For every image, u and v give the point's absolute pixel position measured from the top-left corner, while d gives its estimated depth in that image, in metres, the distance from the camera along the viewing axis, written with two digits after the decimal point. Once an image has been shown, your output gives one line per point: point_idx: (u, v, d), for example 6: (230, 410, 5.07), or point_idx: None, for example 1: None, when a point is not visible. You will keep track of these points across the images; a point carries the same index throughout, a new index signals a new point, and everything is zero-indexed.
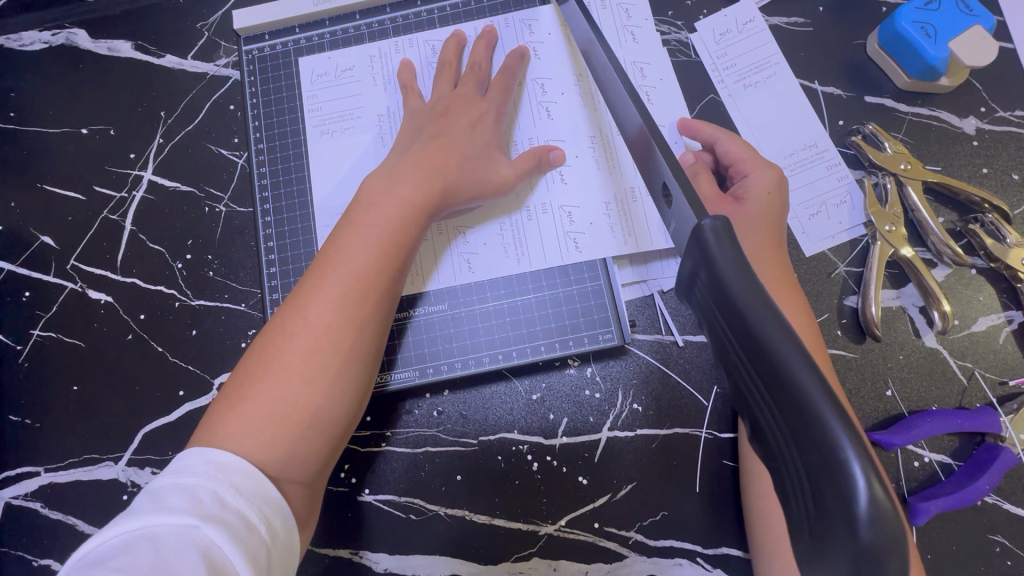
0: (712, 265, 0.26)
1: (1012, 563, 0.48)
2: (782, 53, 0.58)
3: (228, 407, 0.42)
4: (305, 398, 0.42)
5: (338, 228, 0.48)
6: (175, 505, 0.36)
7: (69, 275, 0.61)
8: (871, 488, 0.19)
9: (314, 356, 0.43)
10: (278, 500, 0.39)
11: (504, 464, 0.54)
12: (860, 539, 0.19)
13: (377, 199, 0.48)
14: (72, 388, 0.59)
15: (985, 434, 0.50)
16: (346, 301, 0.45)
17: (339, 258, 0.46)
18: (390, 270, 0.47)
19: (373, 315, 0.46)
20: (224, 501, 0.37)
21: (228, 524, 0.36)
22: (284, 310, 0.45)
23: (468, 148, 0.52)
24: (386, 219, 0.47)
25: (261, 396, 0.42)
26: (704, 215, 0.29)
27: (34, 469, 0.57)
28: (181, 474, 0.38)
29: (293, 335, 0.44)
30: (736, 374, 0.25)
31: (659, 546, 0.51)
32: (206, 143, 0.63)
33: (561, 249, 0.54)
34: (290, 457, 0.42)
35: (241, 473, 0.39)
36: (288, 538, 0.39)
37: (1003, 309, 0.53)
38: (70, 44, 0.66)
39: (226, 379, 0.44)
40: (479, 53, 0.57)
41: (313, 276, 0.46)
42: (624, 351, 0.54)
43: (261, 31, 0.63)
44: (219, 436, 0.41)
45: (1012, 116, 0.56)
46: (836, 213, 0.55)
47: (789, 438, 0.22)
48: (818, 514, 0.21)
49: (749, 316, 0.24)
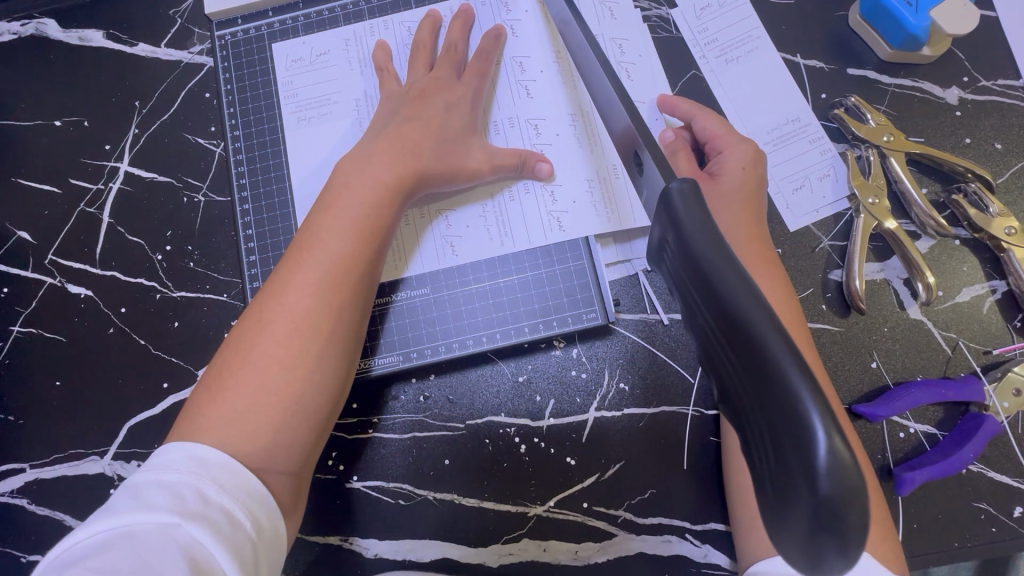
0: (681, 230, 0.26)
1: (997, 529, 0.49)
2: (763, 27, 0.58)
3: (209, 398, 0.41)
4: (287, 385, 0.42)
5: (314, 213, 0.48)
6: (158, 503, 0.35)
7: (47, 270, 0.60)
8: (832, 443, 0.19)
9: (294, 341, 0.43)
10: (262, 493, 0.39)
11: (492, 447, 0.54)
12: (819, 492, 0.19)
13: (353, 182, 0.48)
14: (55, 384, 0.58)
15: (969, 404, 0.50)
16: (323, 285, 0.44)
17: (315, 243, 0.46)
18: (368, 252, 0.47)
19: (353, 298, 0.45)
20: (207, 498, 0.37)
21: (210, 521, 0.36)
22: (261, 298, 0.45)
23: (445, 130, 0.52)
24: (362, 201, 0.47)
25: (242, 384, 0.42)
26: (673, 179, 0.29)
27: (19, 466, 0.57)
28: (162, 471, 0.37)
29: (271, 322, 0.43)
30: (705, 340, 0.25)
31: (647, 524, 0.51)
32: (182, 132, 0.62)
33: (544, 228, 0.54)
34: (274, 444, 0.41)
35: (223, 466, 0.39)
36: (274, 532, 0.39)
37: (987, 278, 0.53)
38: (41, 35, 0.64)
39: (206, 371, 0.44)
40: (456, 34, 0.56)
41: (289, 262, 0.46)
42: (609, 331, 0.54)
43: (234, 15, 0.62)
44: (200, 427, 0.40)
45: (995, 84, 0.55)
46: (819, 187, 0.55)
47: (753, 398, 0.22)
48: (780, 471, 0.21)
49: (717, 280, 0.23)
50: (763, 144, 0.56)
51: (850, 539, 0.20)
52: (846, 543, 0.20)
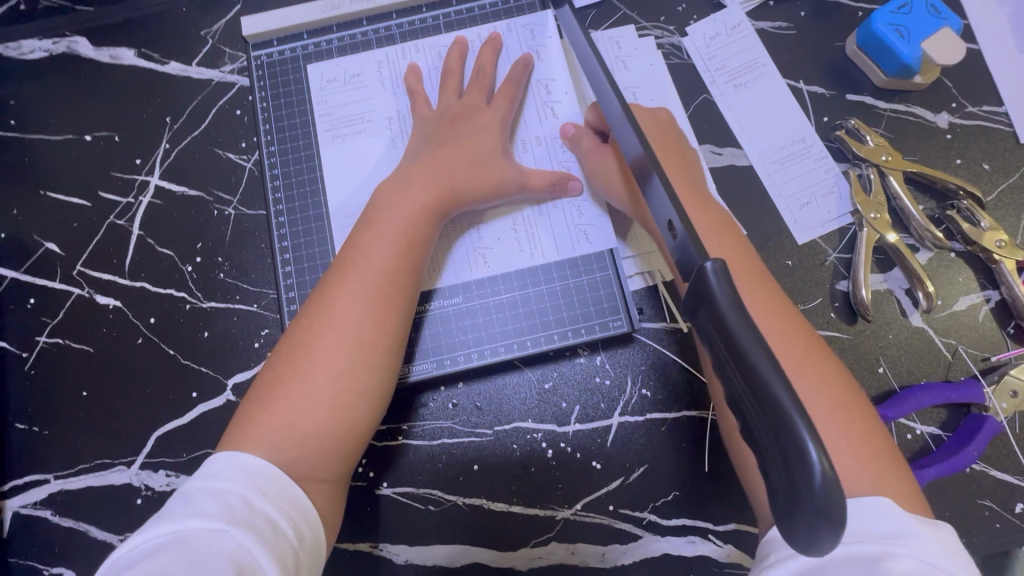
0: (714, 301, 0.29)
1: (1001, 525, 0.52)
2: (770, 55, 0.62)
3: (261, 407, 0.43)
4: (334, 398, 0.44)
5: (356, 230, 0.50)
6: (207, 510, 0.36)
7: (75, 281, 0.61)
8: (823, 467, 0.24)
9: (341, 352, 0.45)
10: (304, 503, 0.41)
11: (521, 453, 0.55)
12: (816, 498, 0.24)
13: (394, 200, 0.51)
14: (81, 395, 0.59)
15: (971, 406, 0.53)
16: (367, 300, 0.46)
17: (358, 258, 0.48)
18: (407, 266, 0.49)
19: (396, 310, 0.47)
20: (253, 506, 0.38)
21: (256, 528, 0.37)
22: (308, 311, 0.47)
23: (477, 151, 0.54)
24: (402, 220, 0.50)
25: (291, 394, 0.44)
26: (706, 257, 0.31)
27: (43, 477, 0.57)
28: (211, 480, 0.38)
29: (319, 333, 0.45)
30: (731, 386, 0.29)
31: (671, 525, 0.53)
32: (213, 148, 0.63)
33: (572, 241, 0.57)
34: (317, 453, 0.43)
35: (269, 476, 0.40)
36: (314, 541, 0.41)
37: (981, 288, 0.56)
38: (72, 53, 0.66)
39: (256, 379, 0.46)
40: (485, 58, 0.60)
41: (335, 276, 0.48)
42: (632, 339, 0.56)
43: (270, 37, 0.64)
44: (251, 436, 0.42)
45: (981, 110, 0.60)
46: (825, 203, 0.58)
47: (762, 421, 0.27)
48: (785, 484, 0.26)
49: (732, 327, 0.28)
50: (771, 163, 0.60)
51: (838, 526, 0.24)
52: (834, 525, 0.24)
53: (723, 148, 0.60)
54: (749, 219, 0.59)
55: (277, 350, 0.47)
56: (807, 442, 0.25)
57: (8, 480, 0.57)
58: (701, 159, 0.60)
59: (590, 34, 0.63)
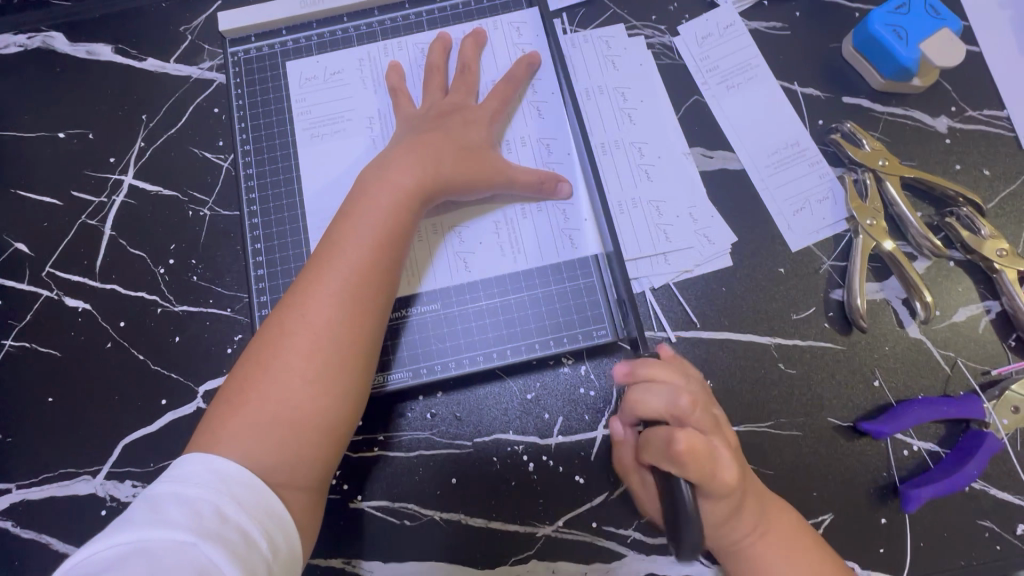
0: None
1: (1001, 547, 0.49)
2: (762, 56, 0.60)
3: (231, 410, 0.41)
4: (309, 400, 0.42)
5: (331, 226, 0.48)
6: (174, 519, 0.35)
7: (44, 282, 0.59)
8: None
9: (316, 353, 0.43)
10: (279, 513, 0.39)
11: (500, 466, 0.53)
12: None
13: (372, 193, 0.48)
14: (46, 401, 0.56)
15: (970, 422, 0.51)
16: (343, 297, 0.44)
17: (334, 253, 0.46)
18: (384, 261, 0.47)
19: (372, 309, 0.45)
20: (225, 516, 0.36)
21: (226, 540, 0.35)
22: (281, 309, 0.45)
23: (460, 144, 0.52)
24: (381, 214, 0.47)
25: (263, 397, 0.41)
26: None
27: (5, 487, 0.55)
28: (180, 484, 0.36)
29: (293, 334, 0.43)
30: None
31: (657, 543, 0.51)
32: (189, 146, 0.61)
33: (557, 245, 0.55)
34: (294, 459, 0.41)
35: (244, 483, 0.38)
36: (289, 552, 0.39)
37: (981, 299, 0.54)
38: (47, 48, 0.64)
39: (226, 384, 0.43)
40: (469, 54, 0.58)
41: (309, 273, 0.45)
42: (617, 348, 0.54)
43: (249, 33, 0.63)
44: (222, 440, 0.40)
45: (982, 114, 0.58)
46: (819, 209, 0.56)
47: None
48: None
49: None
50: (763, 168, 0.58)
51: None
52: None
53: (713, 151, 0.58)
54: (741, 225, 0.56)
55: (247, 350, 0.45)
56: None
57: None
58: (691, 163, 0.58)
59: (578, 32, 0.62)
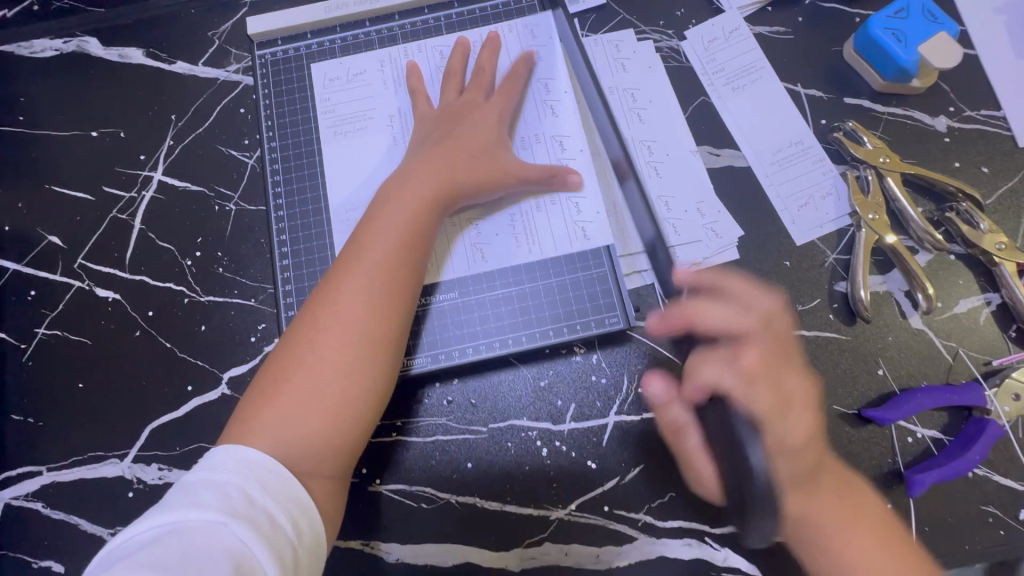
0: None
1: (1005, 532, 0.50)
2: (767, 59, 0.63)
3: (263, 402, 0.43)
4: (336, 392, 0.44)
5: (358, 227, 0.51)
6: (205, 501, 0.36)
7: (75, 274, 0.62)
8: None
9: (345, 347, 0.45)
10: (303, 498, 0.40)
11: (515, 451, 0.55)
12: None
13: (397, 197, 0.51)
14: (77, 387, 0.59)
15: (972, 409, 0.53)
16: (370, 294, 0.46)
17: (361, 253, 0.48)
18: (409, 260, 0.49)
19: (398, 305, 0.47)
20: (252, 499, 0.37)
21: (254, 522, 0.36)
22: (311, 307, 0.47)
23: (478, 147, 0.55)
24: (405, 215, 0.50)
25: (293, 389, 0.43)
26: None
27: (36, 469, 0.57)
28: (210, 471, 0.38)
29: (323, 328, 0.45)
30: None
31: (668, 527, 0.52)
32: (216, 144, 0.64)
33: (569, 237, 0.57)
34: (322, 448, 0.43)
35: (268, 470, 0.39)
36: (314, 536, 0.40)
37: (982, 291, 0.56)
38: (82, 52, 0.67)
39: (258, 375, 0.45)
40: (484, 57, 0.60)
41: (337, 272, 0.48)
42: (628, 337, 0.56)
43: (275, 37, 0.66)
44: (254, 431, 0.42)
45: (980, 114, 0.60)
46: (823, 204, 0.58)
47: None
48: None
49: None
50: (768, 164, 0.60)
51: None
52: None
53: (721, 149, 0.60)
54: (747, 219, 0.59)
55: (277, 346, 0.47)
56: None
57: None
58: (699, 161, 0.60)
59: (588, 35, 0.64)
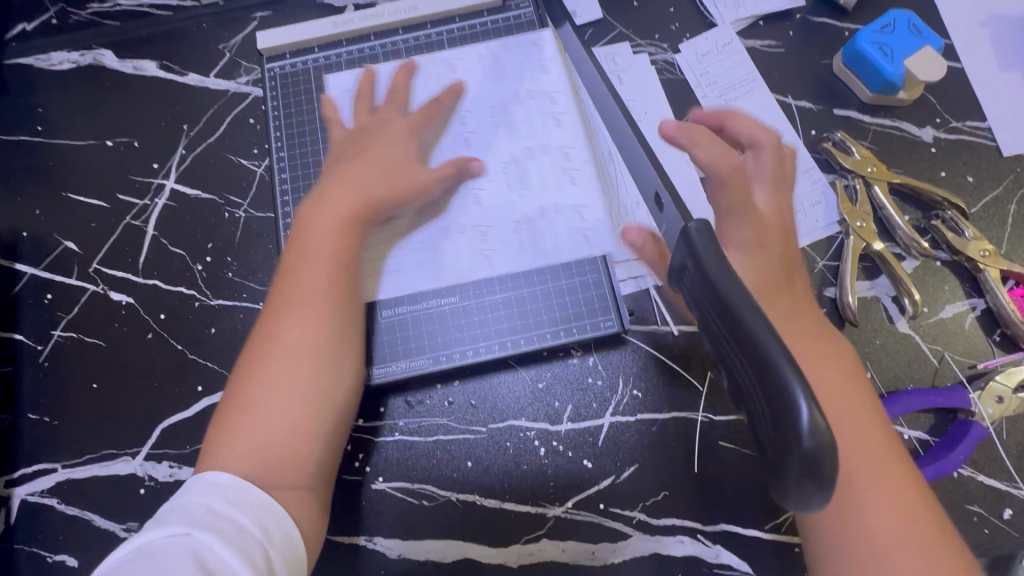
0: (698, 257, 0.34)
1: (989, 531, 0.52)
2: (758, 71, 0.65)
3: (226, 434, 0.44)
4: (297, 411, 0.45)
5: (289, 251, 0.51)
6: (172, 519, 0.38)
7: (90, 278, 0.64)
8: (812, 413, 0.27)
9: (302, 367, 0.46)
10: (273, 506, 0.42)
11: (514, 450, 0.56)
12: (805, 445, 0.27)
13: (305, 220, 0.52)
14: (90, 387, 0.61)
15: (958, 411, 0.54)
16: (315, 314, 0.48)
17: (298, 277, 0.49)
18: (346, 275, 0.50)
19: (341, 320, 0.49)
20: (218, 510, 0.39)
21: (218, 529, 0.38)
22: (261, 334, 0.48)
23: (390, 162, 0.56)
24: (331, 234, 0.51)
25: (255, 416, 0.44)
26: (689, 217, 0.36)
27: (51, 466, 0.59)
28: (180, 495, 0.41)
29: (271, 356, 0.46)
30: (724, 346, 0.33)
31: (661, 525, 0.54)
32: (226, 153, 0.67)
33: (566, 247, 0.59)
34: (293, 466, 0.44)
35: (233, 483, 0.41)
36: (287, 542, 0.41)
37: (967, 297, 0.58)
38: (98, 64, 0.70)
39: (216, 414, 0.46)
40: (400, 79, 0.63)
41: (280, 296, 0.49)
42: (623, 340, 0.58)
43: (283, 51, 0.68)
44: (221, 461, 0.43)
45: (965, 125, 0.62)
46: (813, 212, 0.60)
47: (757, 383, 0.30)
48: (776, 435, 0.28)
49: (721, 290, 0.32)
50: None
51: (827, 483, 0.27)
52: (822, 484, 0.27)
53: None
54: None
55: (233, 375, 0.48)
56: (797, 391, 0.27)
57: (17, 468, 0.59)
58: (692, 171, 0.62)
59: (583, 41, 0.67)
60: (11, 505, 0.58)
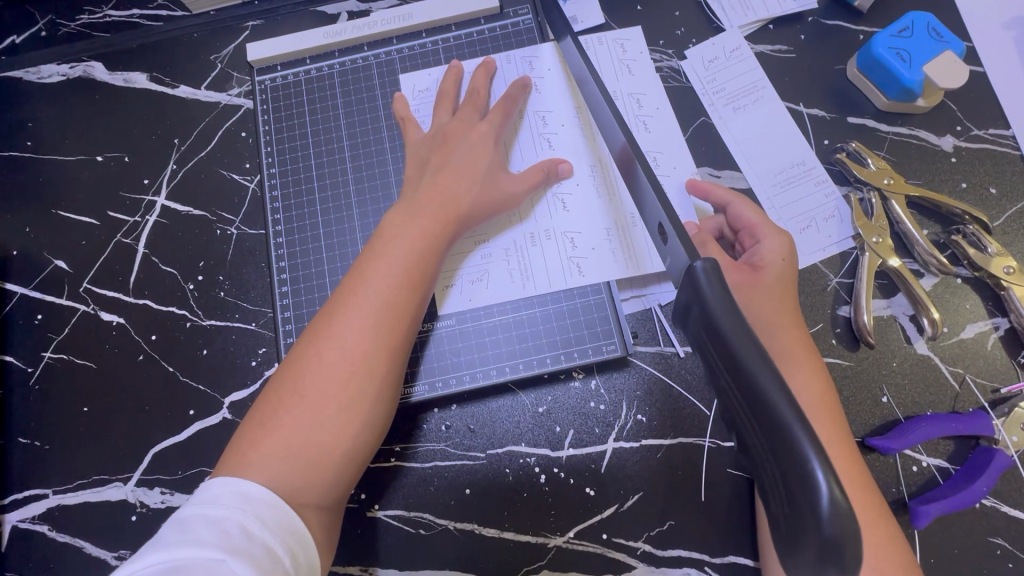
0: (705, 302, 0.32)
1: (1013, 565, 0.49)
2: (769, 79, 0.62)
3: (262, 433, 0.43)
4: (335, 430, 0.44)
5: (365, 253, 0.50)
6: (204, 538, 0.36)
7: (81, 298, 0.63)
8: (832, 491, 0.25)
9: (350, 384, 0.45)
10: (300, 531, 0.41)
11: (513, 478, 0.54)
12: (825, 530, 0.25)
13: (398, 228, 0.50)
14: (82, 410, 0.60)
15: (979, 438, 0.52)
16: (376, 330, 0.46)
17: (365, 283, 0.47)
18: (414, 293, 0.48)
19: (400, 343, 0.47)
20: (250, 533, 0.38)
21: (252, 556, 0.36)
22: (316, 335, 0.46)
23: (477, 171, 0.54)
24: (411, 246, 0.49)
25: (293, 423, 0.43)
26: (694, 255, 0.34)
27: (42, 492, 0.58)
28: (208, 506, 0.38)
29: (327, 362, 0.45)
30: (730, 399, 0.31)
31: (667, 556, 0.52)
32: (218, 168, 0.65)
33: (565, 274, 0.56)
34: (319, 483, 0.43)
35: (266, 502, 0.40)
36: (309, 570, 0.40)
37: (990, 316, 0.55)
38: (88, 77, 0.68)
39: (255, 407, 0.45)
40: (479, 81, 0.60)
41: (342, 298, 0.47)
42: (627, 363, 0.56)
43: (274, 62, 0.66)
44: (250, 462, 0.42)
45: (987, 133, 0.59)
46: (825, 227, 0.57)
47: (761, 437, 0.28)
48: (792, 509, 0.27)
49: (727, 336, 0.30)
50: (769, 187, 0.59)
51: (850, 562, 0.25)
52: (842, 561, 0.25)
53: (721, 170, 0.60)
54: None
55: (279, 368, 0.47)
56: (816, 468, 0.26)
57: (7, 494, 0.58)
58: None
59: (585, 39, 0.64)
60: (1, 532, 0.57)
